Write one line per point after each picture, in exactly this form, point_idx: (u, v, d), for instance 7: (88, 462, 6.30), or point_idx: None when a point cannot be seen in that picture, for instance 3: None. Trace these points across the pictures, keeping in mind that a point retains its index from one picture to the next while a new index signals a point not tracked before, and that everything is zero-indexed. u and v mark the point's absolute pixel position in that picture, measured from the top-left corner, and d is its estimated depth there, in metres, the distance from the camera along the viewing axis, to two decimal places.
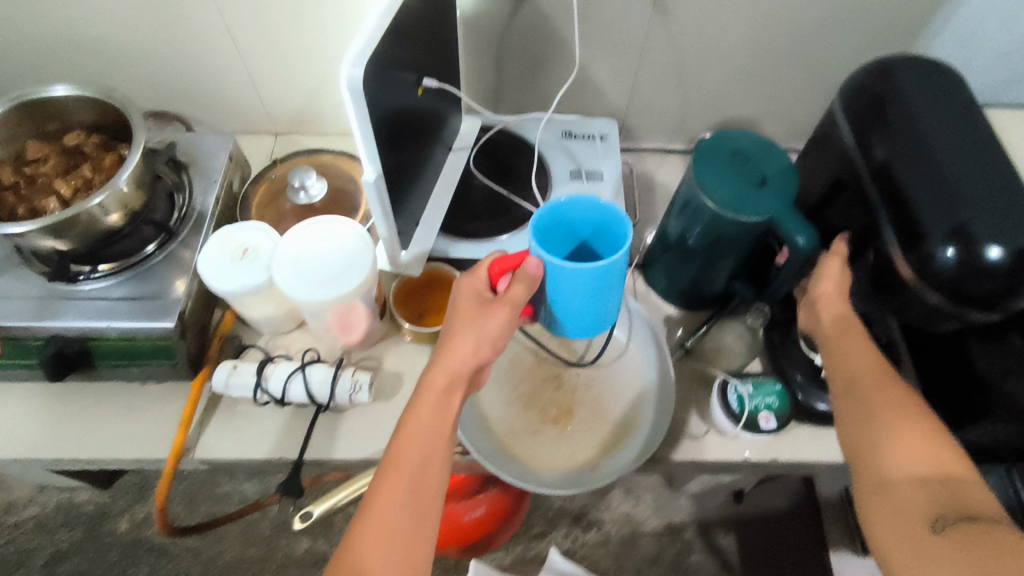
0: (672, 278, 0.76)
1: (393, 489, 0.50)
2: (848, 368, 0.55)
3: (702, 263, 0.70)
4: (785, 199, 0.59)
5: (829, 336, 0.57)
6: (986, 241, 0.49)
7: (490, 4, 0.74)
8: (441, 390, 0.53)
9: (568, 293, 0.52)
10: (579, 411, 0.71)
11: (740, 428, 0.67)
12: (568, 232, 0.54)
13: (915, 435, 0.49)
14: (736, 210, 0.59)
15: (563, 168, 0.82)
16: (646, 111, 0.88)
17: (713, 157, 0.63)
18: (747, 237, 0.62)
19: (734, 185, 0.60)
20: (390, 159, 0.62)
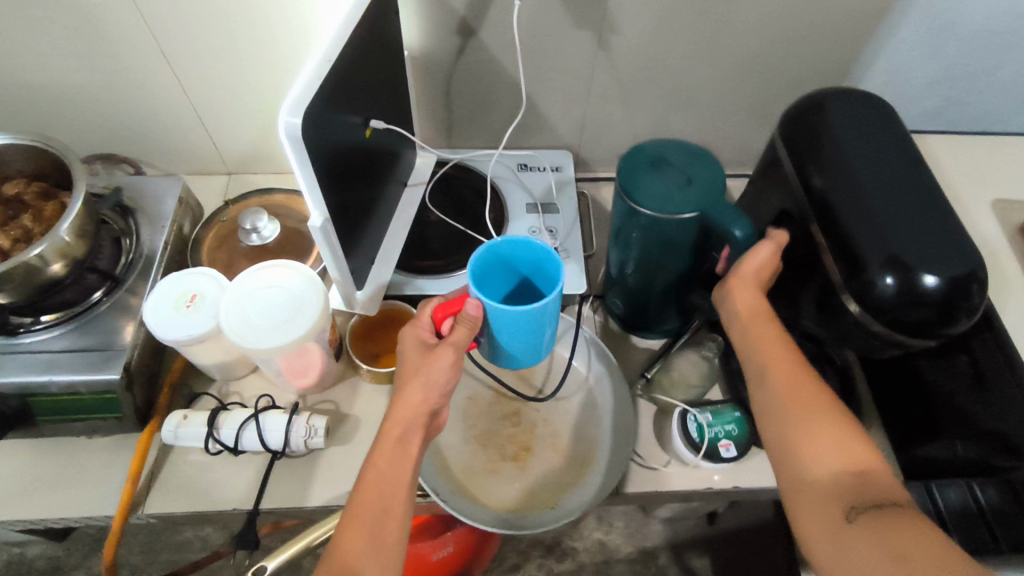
0: (628, 300, 0.76)
1: (354, 541, 0.49)
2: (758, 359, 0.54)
3: (653, 280, 0.70)
4: (712, 194, 0.59)
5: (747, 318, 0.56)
6: (922, 270, 0.50)
7: (436, 44, 0.74)
8: (395, 441, 0.52)
9: (506, 331, 0.52)
10: (539, 446, 0.71)
11: (701, 457, 0.67)
12: (506, 269, 0.55)
13: (827, 424, 0.49)
14: (661, 209, 0.58)
15: (519, 201, 0.83)
16: (599, 143, 0.89)
17: (637, 164, 0.62)
18: (685, 238, 0.61)
19: (660, 189, 0.59)
20: (340, 201, 0.61)
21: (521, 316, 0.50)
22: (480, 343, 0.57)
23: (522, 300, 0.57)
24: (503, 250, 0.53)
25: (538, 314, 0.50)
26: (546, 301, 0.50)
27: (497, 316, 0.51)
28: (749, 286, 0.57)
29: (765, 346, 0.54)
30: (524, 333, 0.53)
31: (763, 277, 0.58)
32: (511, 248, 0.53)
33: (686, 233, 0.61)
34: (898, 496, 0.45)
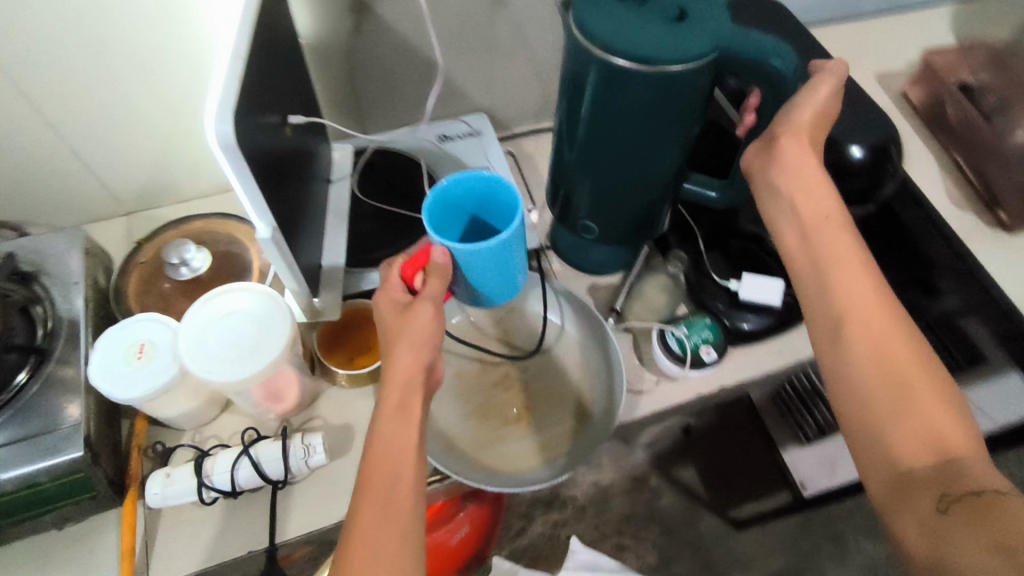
0: (600, 207, 0.64)
1: (371, 515, 0.47)
2: (836, 298, 0.49)
3: (634, 172, 0.58)
4: (719, 25, 0.48)
5: (813, 224, 0.52)
6: (847, 144, 0.56)
7: (329, 27, 0.70)
8: (395, 405, 0.51)
9: (477, 270, 0.53)
10: (537, 403, 0.72)
11: (688, 368, 0.71)
12: (454, 211, 0.55)
13: (914, 394, 0.45)
14: (672, 53, 0.46)
15: (451, 171, 0.82)
16: (511, 98, 0.90)
17: (607, 2, 0.49)
18: (692, 97, 0.50)
19: (657, 28, 0.47)
20: (280, 207, 0.58)
21: (490, 251, 0.51)
22: (452, 290, 0.58)
23: (478, 237, 0.59)
24: (451, 190, 0.53)
25: (505, 245, 0.52)
26: (511, 231, 0.51)
27: (470, 259, 0.52)
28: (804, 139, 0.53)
29: (848, 287, 0.49)
30: (496, 267, 0.54)
31: (821, 123, 0.54)
32: (459, 187, 0.54)
33: (695, 89, 0.50)
34: (999, 483, 0.41)
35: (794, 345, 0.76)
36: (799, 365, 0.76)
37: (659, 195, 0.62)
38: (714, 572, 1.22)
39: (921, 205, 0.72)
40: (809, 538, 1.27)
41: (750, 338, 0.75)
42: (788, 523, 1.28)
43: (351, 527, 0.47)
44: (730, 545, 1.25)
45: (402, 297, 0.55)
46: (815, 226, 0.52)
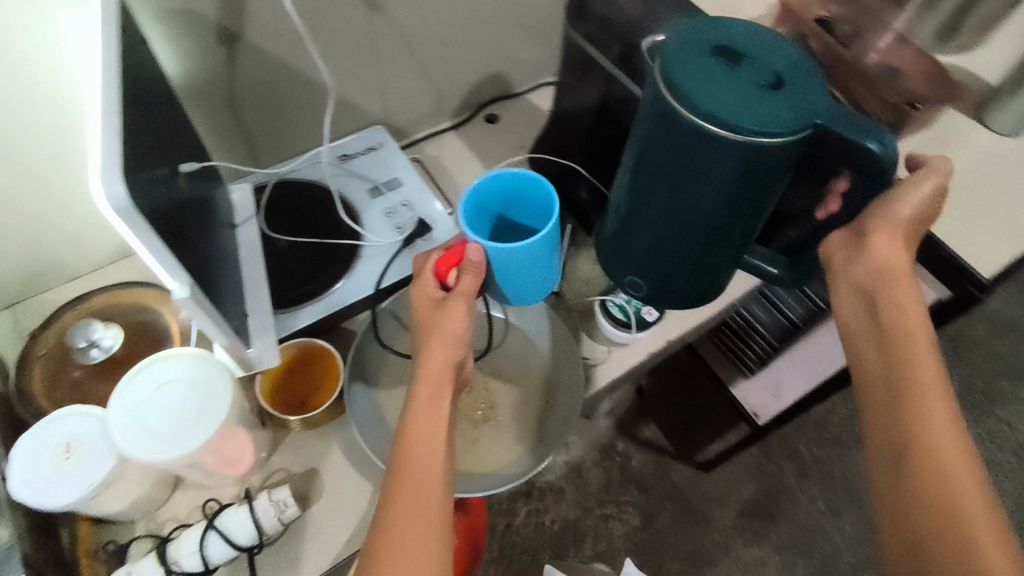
0: (655, 262, 0.65)
1: (401, 505, 0.50)
2: (905, 386, 0.51)
3: (692, 231, 0.59)
4: (813, 101, 0.48)
5: (891, 317, 0.54)
6: None
7: (201, 64, 0.66)
8: (428, 397, 0.53)
9: (513, 267, 0.58)
10: (500, 399, 0.73)
11: (636, 330, 0.74)
12: (486, 215, 0.60)
13: (945, 473, 0.47)
14: (765, 126, 0.47)
15: (360, 190, 0.80)
16: (403, 103, 0.89)
17: (699, 59, 0.50)
18: (770, 166, 0.51)
19: (745, 93, 0.48)
20: (191, 260, 0.54)
21: (525, 248, 0.55)
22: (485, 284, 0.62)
23: (505, 235, 0.63)
24: (485, 188, 0.58)
25: (541, 242, 0.56)
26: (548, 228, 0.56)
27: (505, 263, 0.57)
28: (898, 237, 0.56)
29: (919, 373, 0.51)
30: (532, 263, 0.58)
31: (908, 225, 0.56)
32: (491, 186, 0.58)
33: (777, 158, 0.50)
34: None
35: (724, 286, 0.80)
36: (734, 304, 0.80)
37: (719, 262, 0.63)
38: (695, 515, 1.28)
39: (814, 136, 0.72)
40: (771, 460, 1.35)
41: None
42: (750, 451, 1.36)
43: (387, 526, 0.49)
44: (703, 487, 1.31)
45: (436, 296, 0.58)
46: (890, 327, 0.54)
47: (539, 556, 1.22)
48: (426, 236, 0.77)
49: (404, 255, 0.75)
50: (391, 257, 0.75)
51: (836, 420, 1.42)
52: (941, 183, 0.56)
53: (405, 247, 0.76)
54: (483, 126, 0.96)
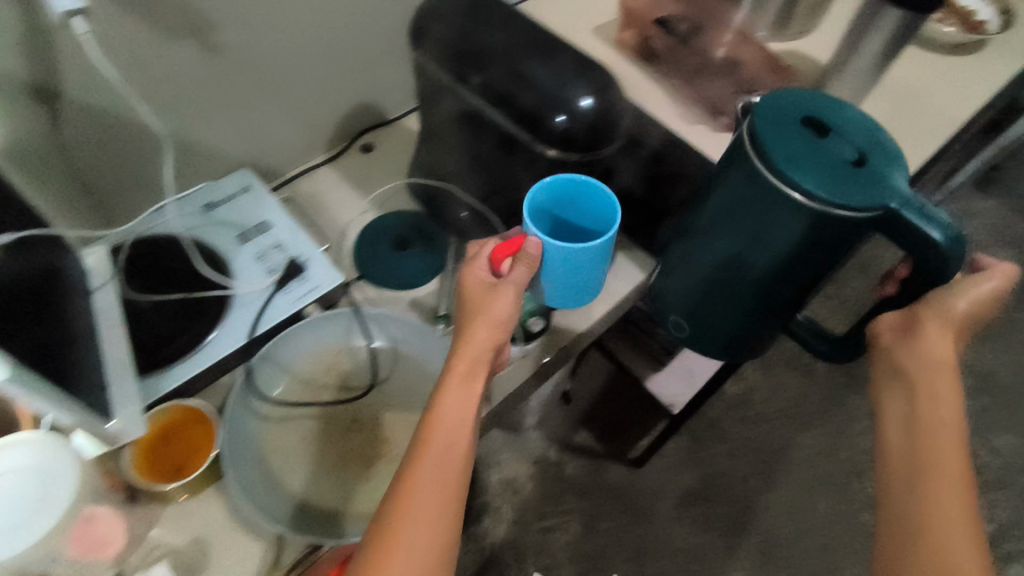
0: (708, 307, 0.72)
1: (421, 477, 0.51)
2: (928, 426, 0.57)
3: (749, 285, 0.65)
4: (891, 184, 0.53)
5: (923, 394, 0.59)
6: (576, 99, 0.63)
7: (21, 127, 0.62)
8: (462, 374, 0.57)
9: (556, 268, 0.65)
10: (394, 433, 0.71)
11: (521, 342, 0.73)
12: (547, 219, 0.67)
13: (951, 527, 0.52)
14: (838, 200, 0.52)
15: (227, 238, 0.77)
16: (269, 143, 0.86)
17: (793, 127, 0.55)
18: (840, 234, 0.56)
19: (829, 168, 0.53)
20: (19, 338, 0.50)
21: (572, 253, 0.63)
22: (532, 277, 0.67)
23: (568, 236, 0.70)
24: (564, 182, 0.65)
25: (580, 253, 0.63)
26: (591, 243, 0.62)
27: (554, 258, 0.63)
28: (949, 330, 0.59)
29: (946, 407, 0.58)
30: (572, 271, 0.66)
31: (959, 323, 0.59)
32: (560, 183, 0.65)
33: (851, 227, 0.55)
34: None
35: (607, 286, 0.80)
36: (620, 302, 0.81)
37: (769, 317, 0.69)
38: (634, 512, 1.29)
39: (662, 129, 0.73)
40: (702, 447, 1.38)
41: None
42: (681, 441, 1.38)
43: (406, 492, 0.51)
44: (639, 482, 1.32)
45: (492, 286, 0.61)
46: (920, 376, 0.59)
47: None
48: (300, 277, 0.75)
49: (278, 298, 0.73)
50: (264, 303, 0.73)
51: (759, 398, 1.46)
52: (1002, 284, 0.59)
53: (278, 291, 0.74)
54: (358, 156, 0.94)
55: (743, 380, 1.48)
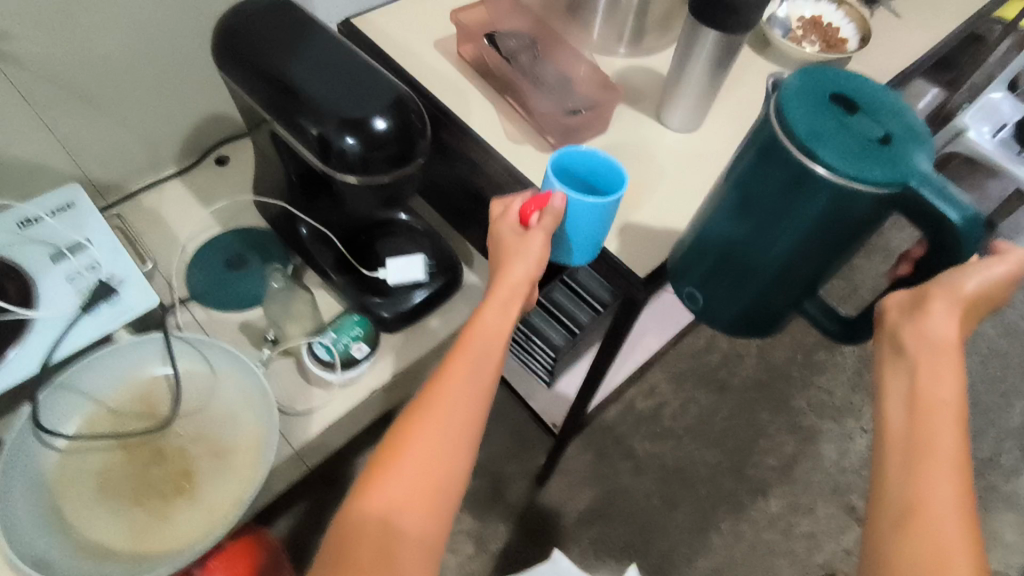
0: (722, 288, 0.62)
1: (448, 384, 0.54)
2: (932, 411, 0.46)
3: (762, 262, 0.57)
4: (914, 161, 0.46)
5: (932, 361, 0.47)
6: (368, 121, 0.59)
7: None
8: (500, 301, 0.58)
9: (577, 225, 0.60)
10: (197, 464, 0.68)
11: (340, 371, 0.72)
12: (573, 179, 0.64)
13: (943, 524, 0.42)
14: (857, 174, 0.46)
15: (40, 258, 0.73)
16: (104, 156, 0.82)
17: (817, 103, 0.49)
18: (861, 212, 0.49)
19: (852, 146, 0.47)
20: None
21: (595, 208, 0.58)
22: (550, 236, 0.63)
23: None
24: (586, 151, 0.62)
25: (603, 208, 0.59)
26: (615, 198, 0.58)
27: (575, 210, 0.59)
28: (956, 309, 0.47)
29: (936, 387, 0.46)
30: (589, 230, 0.61)
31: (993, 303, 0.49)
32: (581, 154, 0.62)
33: (871, 204, 0.48)
34: None
35: (435, 323, 0.82)
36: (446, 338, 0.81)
37: (788, 295, 0.59)
38: (530, 533, 1.26)
39: (488, 150, 0.70)
40: (606, 463, 1.35)
41: (394, 324, 0.78)
42: (585, 458, 1.35)
43: (417, 416, 0.52)
44: (538, 501, 1.29)
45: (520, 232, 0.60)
46: (921, 359, 0.48)
47: None
48: (111, 298, 0.72)
49: (84, 322, 0.70)
50: (67, 327, 0.69)
51: (669, 413, 1.43)
52: (1015, 269, 0.48)
53: (84, 314, 0.70)
54: (211, 171, 0.91)
55: (654, 395, 1.45)
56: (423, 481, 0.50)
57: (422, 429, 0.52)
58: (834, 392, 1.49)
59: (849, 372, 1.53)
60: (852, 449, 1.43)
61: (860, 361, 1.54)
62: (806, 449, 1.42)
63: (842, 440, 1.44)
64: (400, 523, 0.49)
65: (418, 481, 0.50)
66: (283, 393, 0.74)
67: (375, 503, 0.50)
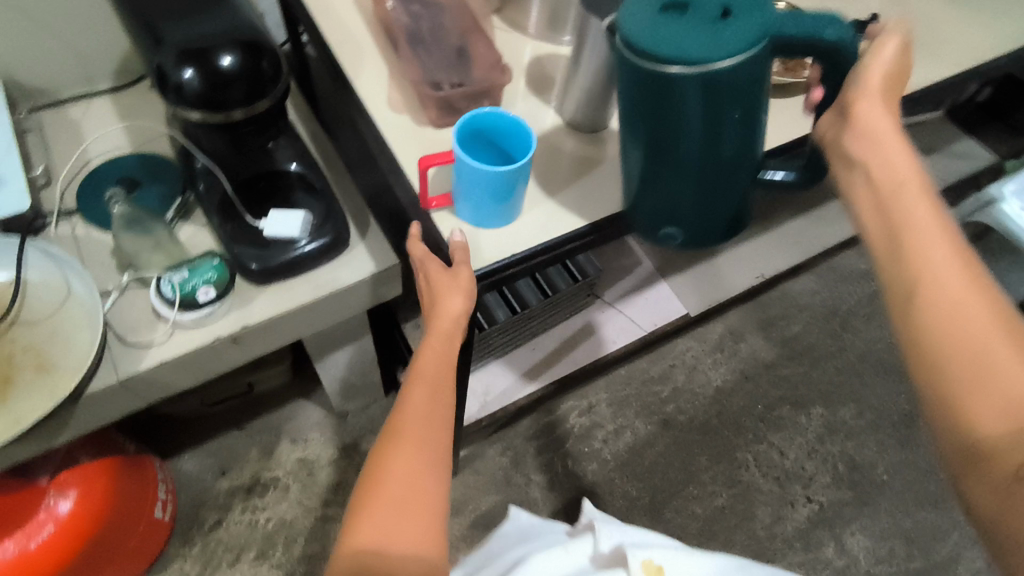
0: (668, 207, 0.59)
1: (416, 402, 0.53)
2: (897, 197, 0.46)
3: (688, 166, 0.54)
4: (766, 13, 0.46)
5: (887, 148, 0.48)
6: (205, 56, 0.57)
7: None
8: (446, 332, 0.58)
9: (480, 192, 0.58)
10: (17, 372, 0.67)
11: (176, 310, 0.72)
12: (489, 142, 0.60)
13: (950, 285, 0.42)
14: (735, 57, 0.45)
15: None
16: (34, 64, 0.82)
17: (647, 15, 0.46)
18: (755, 86, 0.48)
19: (713, 41, 0.45)
20: None
21: (493, 178, 0.55)
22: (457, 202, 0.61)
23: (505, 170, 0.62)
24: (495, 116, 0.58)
25: (503, 177, 0.56)
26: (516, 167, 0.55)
27: (464, 171, 0.56)
28: (878, 105, 0.49)
29: (892, 166, 0.47)
30: (493, 197, 0.58)
31: (893, 85, 0.51)
32: (493, 116, 0.58)
33: (758, 74, 0.47)
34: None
35: (303, 288, 0.79)
36: (312, 304, 0.78)
37: (734, 186, 0.57)
38: None
39: (366, 116, 0.67)
40: (519, 471, 1.30)
41: (260, 276, 0.76)
42: (500, 462, 1.31)
43: (388, 445, 0.51)
44: None
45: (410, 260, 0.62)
46: (868, 153, 0.48)
47: (245, 553, 1.17)
48: None
49: None
50: None
51: (601, 435, 1.36)
52: (903, 44, 0.50)
53: None
54: (145, 94, 0.89)
55: (591, 414, 1.38)
56: (411, 505, 0.48)
57: (395, 454, 0.50)
58: (786, 453, 1.39)
59: (808, 436, 1.41)
60: (788, 517, 1.32)
61: (824, 427, 1.43)
62: (737, 505, 1.32)
63: (779, 505, 1.33)
64: (397, 550, 0.46)
65: (412, 486, 0.49)
66: (128, 322, 0.73)
67: (365, 535, 0.47)
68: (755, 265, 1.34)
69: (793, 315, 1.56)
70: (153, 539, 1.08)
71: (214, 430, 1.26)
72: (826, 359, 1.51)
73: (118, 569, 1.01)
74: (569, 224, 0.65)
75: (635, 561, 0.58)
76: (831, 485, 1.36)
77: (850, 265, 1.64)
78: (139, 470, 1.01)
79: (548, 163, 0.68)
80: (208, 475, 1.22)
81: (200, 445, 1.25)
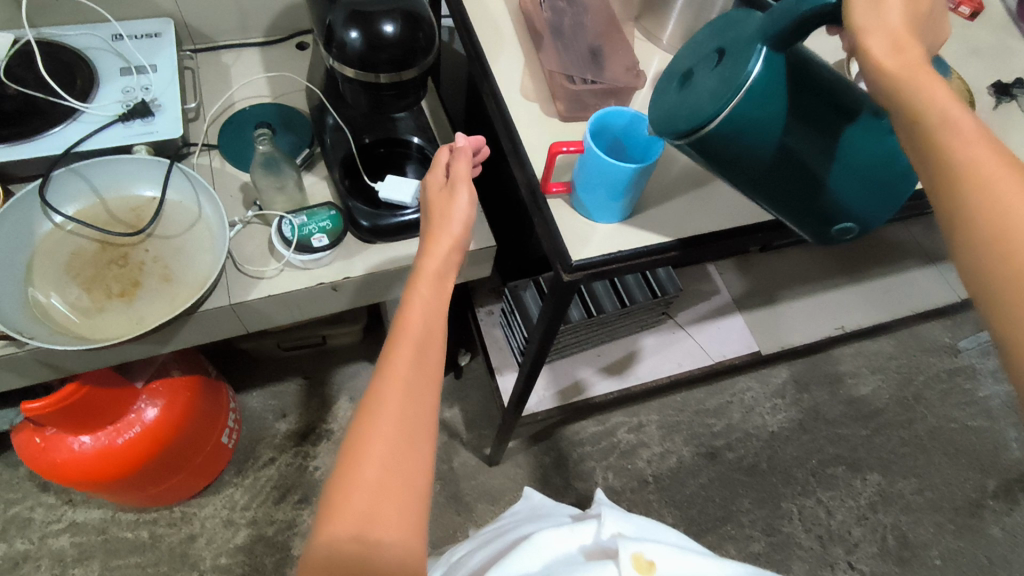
0: (812, 202, 0.57)
1: (402, 360, 0.51)
2: (942, 138, 0.41)
3: (787, 178, 0.55)
4: (751, 30, 0.49)
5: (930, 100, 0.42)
6: (369, 20, 0.62)
7: None
8: (434, 275, 0.59)
9: (598, 182, 0.59)
10: (144, 280, 0.75)
11: (292, 249, 0.77)
12: (616, 143, 0.63)
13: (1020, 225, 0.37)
14: (739, 85, 0.48)
15: (112, 67, 0.84)
16: (203, 11, 0.90)
17: (670, 96, 0.54)
18: (781, 89, 0.50)
19: (716, 89, 0.50)
20: None
21: (614, 171, 0.57)
22: (575, 191, 0.63)
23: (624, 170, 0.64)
24: (627, 119, 0.61)
25: (623, 173, 0.57)
26: (638, 166, 0.57)
27: (589, 161, 0.58)
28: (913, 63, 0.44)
29: (935, 107, 0.42)
30: (608, 190, 0.60)
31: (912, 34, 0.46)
32: (625, 119, 0.61)
33: (780, 82, 0.49)
34: None
35: (407, 247, 0.83)
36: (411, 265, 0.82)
37: (858, 165, 0.54)
38: (459, 503, 1.26)
39: (497, 97, 0.70)
40: (559, 474, 1.31)
41: (368, 232, 0.80)
42: (541, 461, 1.32)
43: (362, 415, 0.49)
44: (479, 478, 1.29)
45: (445, 184, 0.66)
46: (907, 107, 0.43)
47: (290, 494, 1.23)
48: (147, 118, 0.81)
49: (116, 129, 0.79)
50: (101, 128, 0.79)
51: (645, 455, 1.36)
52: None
53: (119, 122, 0.80)
54: (289, 51, 0.97)
55: (639, 432, 1.38)
56: (391, 490, 0.46)
57: (374, 432, 0.48)
58: (833, 513, 1.34)
59: (861, 501, 1.36)
60: None
61: (879, 495, 1.37)
62: (773, 554, 1.29)
63: (817, 564, 1.29)
64: (375, 536, 0.45)
65: (387, 458, 0.47)
66: (248, 254, 0.80)
67: (342, 523, 0.45)
68: (837, 315, 1.31)
69: (864, 375, 1.51)
70: (215, 462, 1.16)
71: (281, 374, 1.34)
72: (891, 427, 1.45)
73: (181, 480, 1.09)
74: (676, 229, 0.66)
75: (626, 554, 0.57)
76: (876, 556, 1.31)
77: (933, 337, 1.58)
78: (217, 387, 1.09)
79: (661, 170, 0.70)
80: (270, 415, 1.29)
81: (267, 385, 1.32)
